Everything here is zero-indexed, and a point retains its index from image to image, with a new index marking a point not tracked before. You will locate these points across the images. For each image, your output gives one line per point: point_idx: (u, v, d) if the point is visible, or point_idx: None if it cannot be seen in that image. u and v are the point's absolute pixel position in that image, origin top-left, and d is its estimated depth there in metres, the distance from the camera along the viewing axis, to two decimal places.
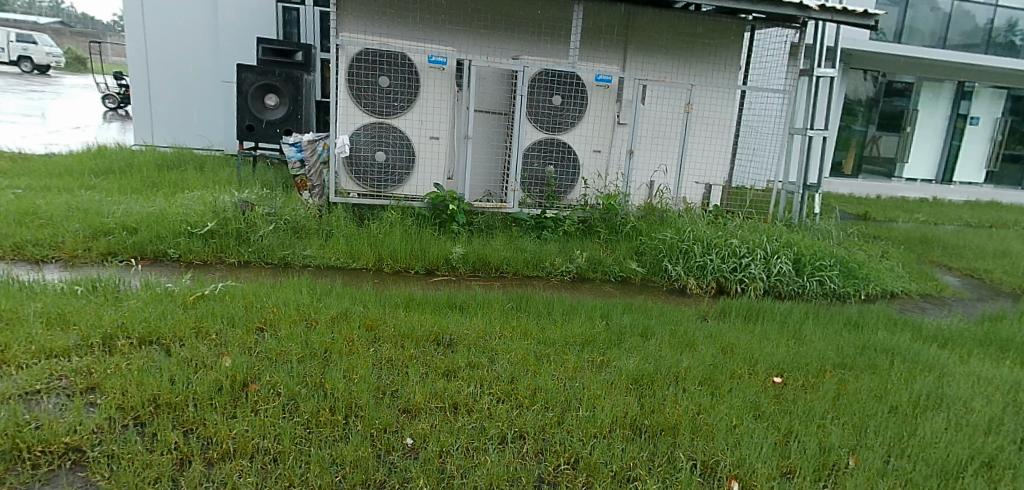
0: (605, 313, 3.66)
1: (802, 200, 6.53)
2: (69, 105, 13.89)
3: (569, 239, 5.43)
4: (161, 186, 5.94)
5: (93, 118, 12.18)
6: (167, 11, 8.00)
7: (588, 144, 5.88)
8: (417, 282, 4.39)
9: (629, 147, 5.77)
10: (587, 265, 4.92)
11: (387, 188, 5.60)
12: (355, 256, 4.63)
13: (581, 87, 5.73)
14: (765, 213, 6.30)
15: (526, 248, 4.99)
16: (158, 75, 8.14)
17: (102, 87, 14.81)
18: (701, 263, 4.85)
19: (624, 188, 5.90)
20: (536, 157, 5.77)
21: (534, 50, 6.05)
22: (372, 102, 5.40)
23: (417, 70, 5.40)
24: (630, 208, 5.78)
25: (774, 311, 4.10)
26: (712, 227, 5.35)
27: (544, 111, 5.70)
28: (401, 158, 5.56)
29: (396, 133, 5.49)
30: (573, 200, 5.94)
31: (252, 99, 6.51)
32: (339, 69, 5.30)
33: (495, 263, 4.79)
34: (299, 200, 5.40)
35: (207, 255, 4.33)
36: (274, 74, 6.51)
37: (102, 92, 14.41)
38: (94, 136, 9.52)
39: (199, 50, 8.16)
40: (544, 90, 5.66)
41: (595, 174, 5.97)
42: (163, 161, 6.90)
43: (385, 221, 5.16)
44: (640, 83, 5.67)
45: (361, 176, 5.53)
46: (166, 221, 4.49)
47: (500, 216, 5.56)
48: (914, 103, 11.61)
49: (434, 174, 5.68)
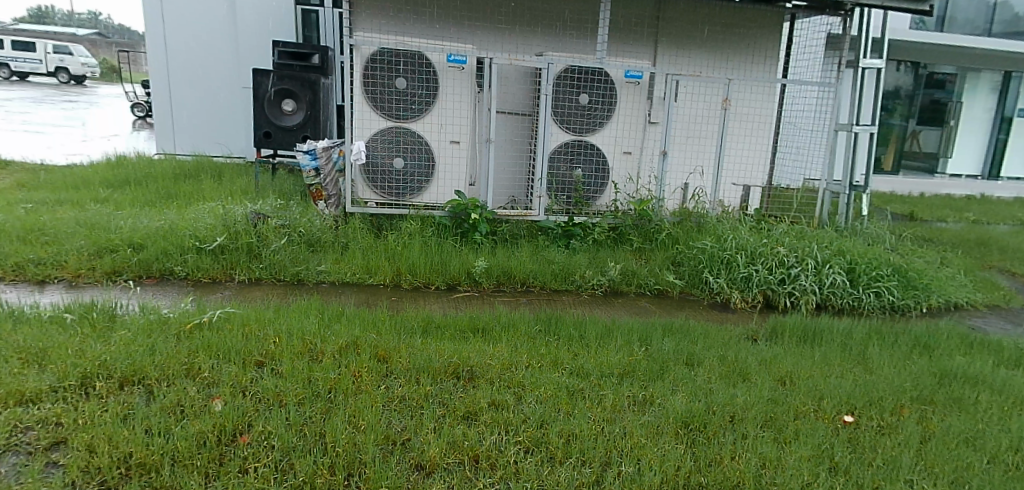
0: (645, 337, 3.30)
1: (849, 202, 6.06)
2: (99, 114, 13.90)
3: (599, 249, 5.08)
4: (175, 196, 5.72)
5: (121, 126, 12.13)
6: (186, 15, 7.79)
7: (618, 146, 5.51)
8: (438, 299, 4.08)
9: (663, 148, 5.39)
10: (621, 277, 4.55)
11: (406, 196, 5.30)
12: (372, 271, 4.34)
13: (610, 85, 5.37)
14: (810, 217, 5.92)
15: (555, 259, 4.65)
16: (178, 82, 7.96)
17: (130, 95, 14.81)
18: (746, 275, 4.46)
19: (657, 192, 5.52)
20: (563, 161, 5.41)
21: (560, 46, 5.68)
22: (389, 105, 5.10)
23: (436, 70, 5.10)
24: (664, 213, 5.39)
25: (832, 330, 3.69)
26: (756, 234, 4.95)
27: (571, 110, 5.34)
28: (420, 164, 5.25)
29: (415, 138, 5.20)
30: (603, 205, 5.56)
31: (269, 104, 6.26)
32: (354, 71, 5.01)
33: (522, 277, 4.46)
34: (314, 211, 5.10)
35: (216, 272, 4.06)
36: (291, 78, 6.26)
37: (130, 101, 14.40)
38: (117, 145, 9.42)
39: (218, 55, 7.95)
40: (570, 89, 5.30)
41: (626, 178, 5.60)
42: (179, 171, 6.70)
43: (403, 232, 4.86)
44: (673, 78, 5.27)
45: (379, 184, 5.23)
46: (174, 235, 4.24)
47: (525, 224, 5.22)
48: (958, 94, 10.97)
49: (455, 180, 5.37)
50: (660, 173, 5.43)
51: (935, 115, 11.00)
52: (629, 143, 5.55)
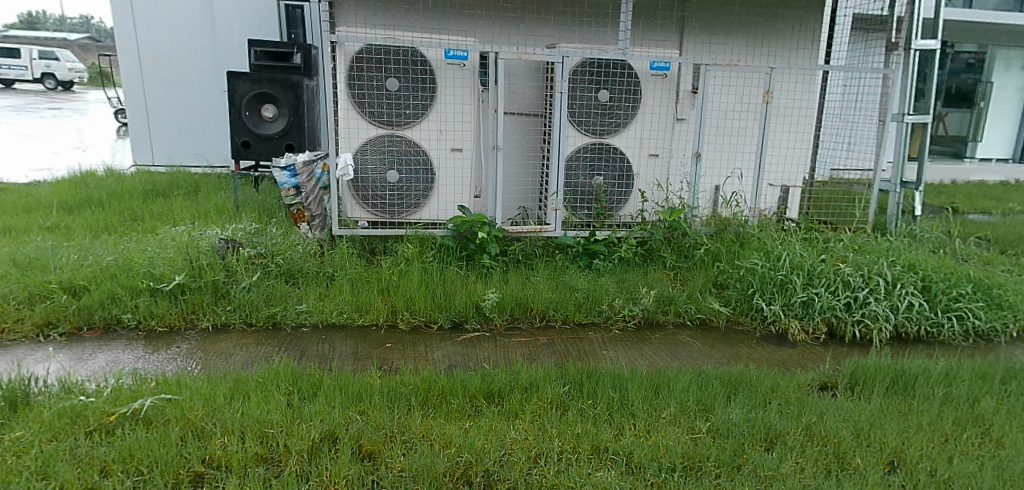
0: (704, 399, 2.62)
1: (899, 201, 5.41)
2: (86, 121, 13.21)
3: (626, 268, 4.43)
4: (142, 219, 5.06)
5: (100, 133, 11.43)
6: (159, 13, 7.07)
7: (644, 147, 4.84)
8: (442, 344, 3.40)
9: (695, 150, 4.71)
10: (656, 306, 3.88)
11: (402, 213, 4.63)
12: (362, 309, 3.67)
13: (634, 78, 4.68)
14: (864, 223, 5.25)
15: (578, 286, 3.98)
16: (154, 87, 7.26)
17: (113, 98, 14.06)
18: (805, 299, 3.80)
19: (688, 199, 4.83)
20: (582, 167, 4.76)
21: (575, 36, 4.96)
22: (380, 111, 4.43)
23: (434, 68, 4.41)
24: (697, 223, 4.71)
25: (928, 374, 2.99)
26: (809, 248, 4.26)
27: (591, 109, 4.68)
28: (418, 177, 4.59)
29: (410, 147, 4.52)
30: (626, 216, 4.89)
31: (247, 111, 5.57)
32: (338, 72, 4.32)
33: (539, 310, 3.79)
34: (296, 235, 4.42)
35: (173, 319, 3.40)
36: (270, 81, 5.56)
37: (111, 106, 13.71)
38: (90, 156, 8.71)
39: (197, 57, 7.25)
40: (587, 84, 4.63)
41: (654, 184, 4.93)
42: (150, 187, 6.03)
43: (400, 257, 4.20)
44: (705, 68, 4.58)
45: (371, 200, 4.56)
46: (125, 273, 3.57)
47: (540, 242, 4.56)
48: (985, 75, 10.19)
49: (458, 193, 4.70)
50: (693, 177, 4.75)
51: (960, 97, 10.28)
52: (656, 143, 4.87)
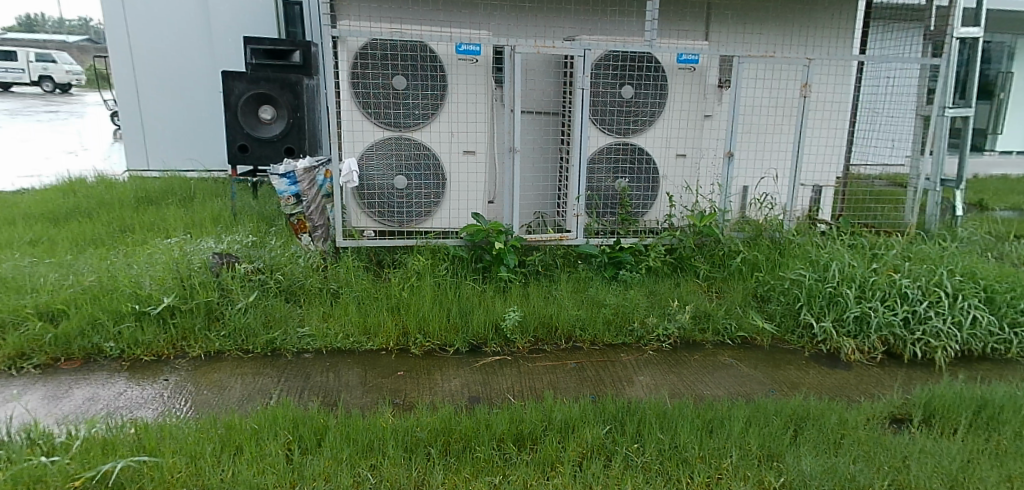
0: (765, 442, 2.29)
1: (939, 201, 5.05)
2: (82, 124, 12.86)
3: (655, 279, 4.09)
4: (132, 232, 4.73)
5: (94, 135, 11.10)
6: (153, 12, 6.71)
7: (670, 147, 4.49)
8: (459, 371, 3.06)
9: (727, 149, 4.35)
10: (693, 323, 3.53)
11: (411, 222, 4.29)
12: (371, 332, 3.33)
13: (661, 73, 4.33)
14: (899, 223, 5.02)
15: (606, 301, 3.63)
16: (148, 89, 6.90)
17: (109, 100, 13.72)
18: (859, 314, 3.47)
19: (719, 202, 4.47)
20: (605, 170, 4.42)
21: (597, 27, 4.60)
22: (387, 112, 4.09)
23: (444, 64, 4.07)
24: (729, 229, 4.36)
25: (1014, 407, 2.64)
26: (858, 256, 3.90)
27: (614, 107, 4.33)
28: (428, 182, 4.24)
29: (419, 150, 4.18)
30: (651, 221, 4.54)
31: (244, 113, 5.23)
32: (341, 69, 3.98)
33: (566, 329, 3.44)
34: (298, 248, 4.06)
35: (161, 346, 3.07)
36: (268, 81, 5.21)
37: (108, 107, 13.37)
38: (83, 160, 8.38)
39: (193, 57, 6.88)
40: (610, 80, 4.29)
41: (682, 186, 4.58)
42: (143, 195, 5.71)
43: (410, 271, 3.85)
44: (737, 61, 4.22)
45: (378, 208, 4.23)
46: (107, 295, 3.23)
47: (560, 251, 4.23)
48: (1005, 66, 9.67)
49: (471, 199, 4.35)
50: (725, 179, 4.38)
51: (981, 89, 9.76)
52: (684, 143, 4.51)
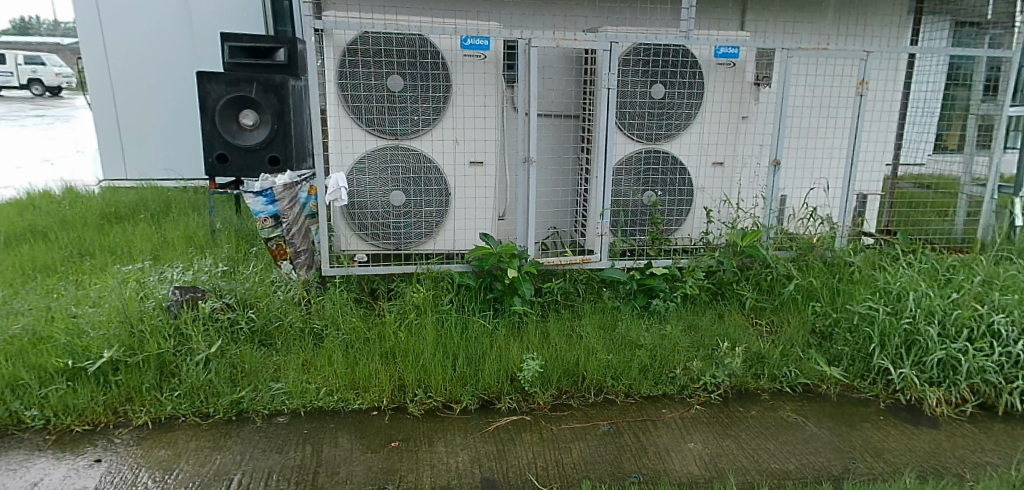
0: None
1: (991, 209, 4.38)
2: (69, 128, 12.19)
3: (693, 310, 3.52)
4: (93, 256, 4.19)
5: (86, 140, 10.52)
6: (132, 9, 6.11)
7: (706, 154, 3.91)
8: (465, 440, 2.49)
9: (772, 157, 3.78)
10: (744, 369, 2.96)
11: (408, 243, 3.72)
12: (360, 386, 2.75)
13: (696, 70, 3.75)
14: (954, 237, 4.40)
15: (641, 342, 3.04)
16: (126, 93, 6.29)
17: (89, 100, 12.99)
18: (944, 358, 2.86)
19: (764, 217, 3.89)
20: (631, 181, 3.83)
21: (622, 18, 4.01)
22: (380, 118, 3.51)
23: (446, 61, 3.50)
24: (775, 249, 3.80)
25: None
26: (935, 284, 3.31)
27: (643, 109, 3.75)
28: (429, 198, 3.66)
29: (418, 161, 3.59)
30: (684, 239, 3.97)
31: (222, 118, 4.65)
32: (326, 67, 3.41)
33: (594, 379, 2.86)
34: (279, 278, 3.46)
35: (98, 413, 2.55)
36: (248, 82, 4.61)
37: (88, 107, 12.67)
38: (60, 168, 7.78)
39: (174, 58, 6.29)
40: (638, 78, 3.71)
41: (719, 199, 4.00)
42: (114, 210, 5.17)
43: (407, 304, 3.28)
44: (787, 54, 3.65)
45: (370, 229, 3.65)
46: (40, 346, 2.69)
47: (582, 276, 3.66)
48: None
49: (479, 217, 3.77)
50: (769, 191, 3.82)
51: None
52: (722, 149, 3.93)
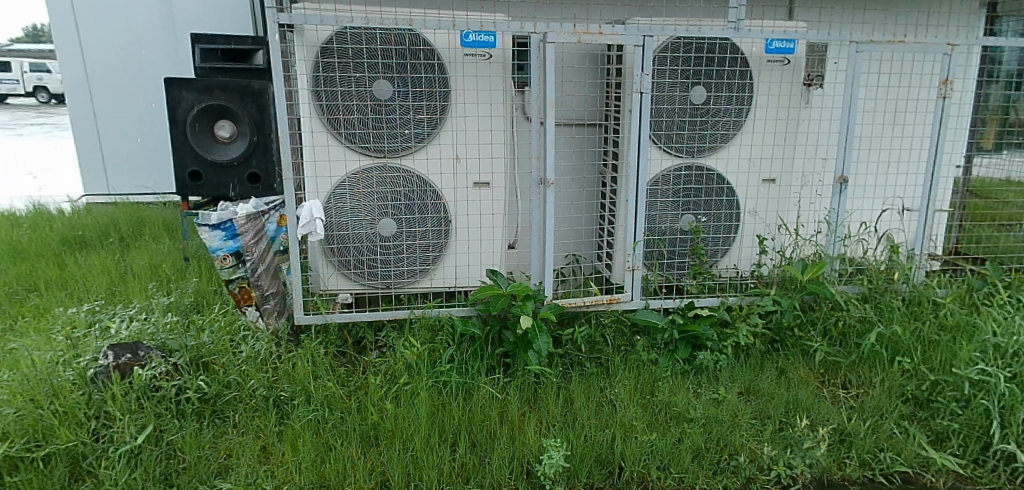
0: None
1: None
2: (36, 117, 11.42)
3: (746, 363, 2.90)
4: (38, 293, 3.62)
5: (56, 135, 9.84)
6: (110, 7, 5.37)
7: (756, 171, 3.23)
8: None
9: (839, 173, 3.14)
10: (825, 455, 2.35)
11: (400, 281, 3.09)
12: (332, 485, 2.21)
13: (745, 69, 3.10)
14: None
15: (693, 415, 2.45)
16: (105, 99, 5.54)
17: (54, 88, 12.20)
18: None
19: (828, 246, 3.24)
20: (668, 204, 3.18)
21: (653, 9, 3.36)
22: (365, 132, 2.88)
23: (444, 61, 2.87)
24: (842, 285, 3.16)
25: None
26: None
27: (682, 116, 3.09)
28: (425, 228, 3.03)
29: (412, 184, 2.97)
30: (729, 270, 3.32)
31: (194, 131, 3.86)
32: (298, 72, 2.80)
33: (638, 469, 2.29)
34: (248, 329, 2.85)
35: None
36: (223, 89, 3.84)
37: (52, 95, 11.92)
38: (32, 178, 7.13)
39: (160, 62, 5.53)
40: (677, 79, 3.06)
41: (776, 223, 3.30)
42: (75, 232, 4.58)
43: (397, 361, 2.66)
44: (856, 48, 3.01)
45: (354, 265, 3.03)
46: None
47: (610, 320, 3.05)
48: None
49: (486, 249, 3.12)
50: (833, 214, 3.17)
51: None
52: (772, 163, 3.24)
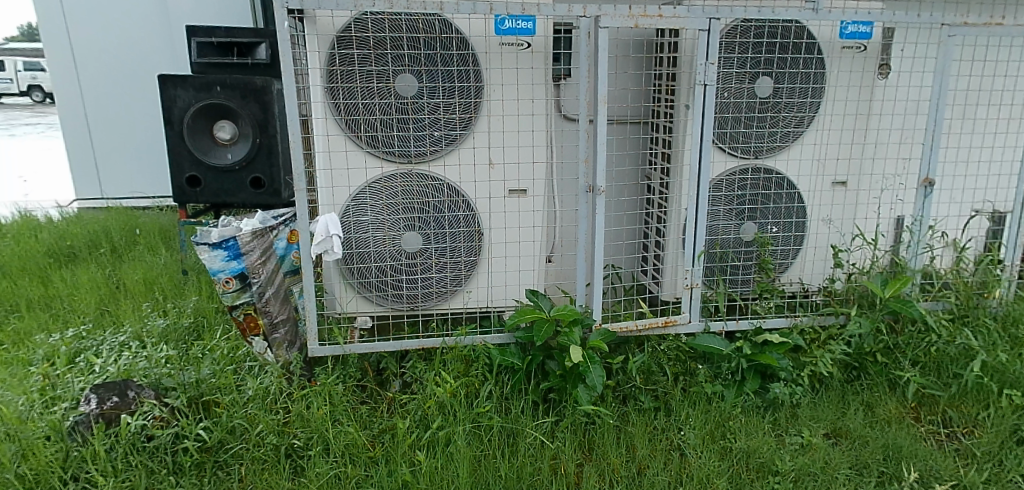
0: None
1: None
2: (24, 112, 11.02)
3: (824, 396, 2.53)
4: (21, 313, 3.27)
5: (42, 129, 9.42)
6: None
7: (829, 173, 2.85)
8: None
9: (923, 175, 2.77)
10: None
11: (427, 303, 2.73)
12: None
13: (818, 58, 2.72)
14: None
15: (781, 469, 2.16)
16: (99, 99, 5.19)
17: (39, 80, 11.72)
18: None
19: (910, 258, 2.86)
20: (728, 212, 2.81)
21: None
22: (387, 134, 2.51)
23: (478, 52, 2.49)
24: (926, 302, 2.79)
25: None
26: None
27: (748, 113, 2.71)
28: (455, 244, 2.66)
29: (441, 193, 2.60)
30: (796, 286, 2.94)
31: (192, 132, 3.51)
32: (311, 66, 2.43)
33: None
34: (259, 363, 2.48)
35: None
36: (222, 85, 3.48)
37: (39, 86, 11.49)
38: (21, 179, 6.76)
39: (156, 58, 5.16)
40: (741, 71, 2.67)
41: (850, 233, 2.93)
42: (65, 242, 4.22)
43: (428, 399, 2.31)
44: (947, 32, 2.63)
45: (375, 285, 2.66)
46: None
47: (666, 345, 2.68)
48: None
49: (523, 265, 2.74)
50: (914, 223, 2.81)
51: None
52: (845, 164, 2.84)
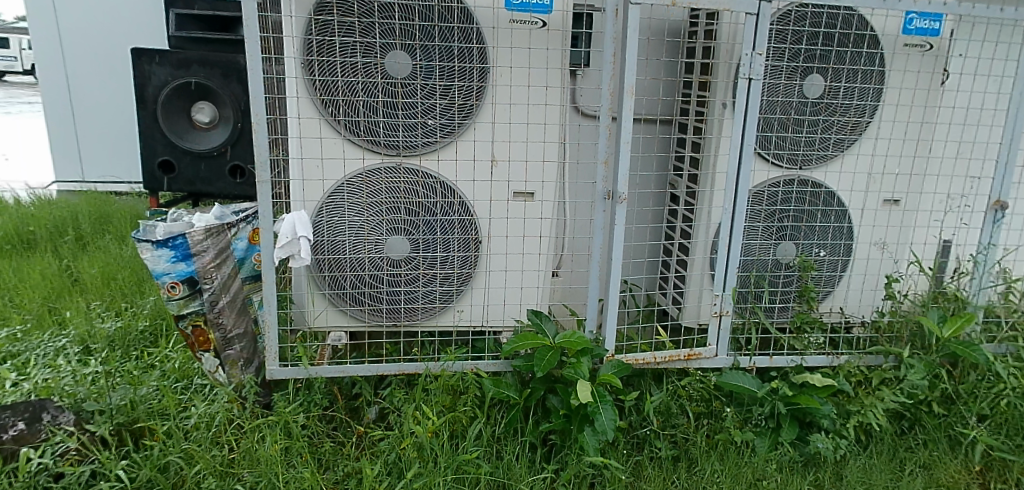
0: None
1: None
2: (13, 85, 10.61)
3: (872, 453, 2.16)
4: None
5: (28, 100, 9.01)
6: None
7: (885, 189, 2.45)
8: None
9: (994, 197, 2.37)
10: None
11: (413, 318, 2.34)
12: None
13: (880, 53, 2.31)
14: None
15: None
16: (81, 73, 4.77)
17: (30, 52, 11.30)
18: None
19: (972, 292, 2.46)
20: (766, 230, 2.41)
21: None
22: (372, 121, 2.12)
23: (483, 27, 2.11)
24: (992, 345, 2.39)
25: None
26: None
27: (797, 115, 2.32)
28: (447, 251, 2.28)
29: (432, 191, 2.21)
30: (839, 317, 2.55)
31: (166, 112, 3.10)
32: (285, 35, 2.05)
33: None
34: (209, 383, 2.11)
35: None
36: (202, 63, 3.10)
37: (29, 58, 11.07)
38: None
39: (145, 33, 4.72)
40: (790, 65, 2.28)
41: (904, 259, 2.53)
42: (24, 227, 3.85)
43: (403, 439, 1.94)
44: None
45: (351, 295, 2.28)
46: None
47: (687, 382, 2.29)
48: None
49: (527, 281, 2.35)
50: (980, 252, 2.41)
51: None
52: (906, 180, 2.44)
